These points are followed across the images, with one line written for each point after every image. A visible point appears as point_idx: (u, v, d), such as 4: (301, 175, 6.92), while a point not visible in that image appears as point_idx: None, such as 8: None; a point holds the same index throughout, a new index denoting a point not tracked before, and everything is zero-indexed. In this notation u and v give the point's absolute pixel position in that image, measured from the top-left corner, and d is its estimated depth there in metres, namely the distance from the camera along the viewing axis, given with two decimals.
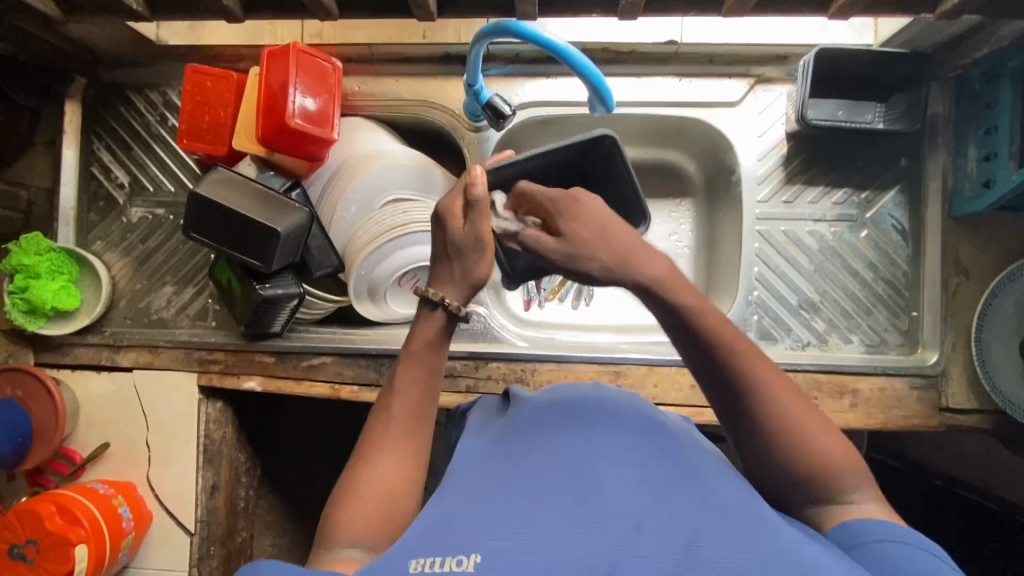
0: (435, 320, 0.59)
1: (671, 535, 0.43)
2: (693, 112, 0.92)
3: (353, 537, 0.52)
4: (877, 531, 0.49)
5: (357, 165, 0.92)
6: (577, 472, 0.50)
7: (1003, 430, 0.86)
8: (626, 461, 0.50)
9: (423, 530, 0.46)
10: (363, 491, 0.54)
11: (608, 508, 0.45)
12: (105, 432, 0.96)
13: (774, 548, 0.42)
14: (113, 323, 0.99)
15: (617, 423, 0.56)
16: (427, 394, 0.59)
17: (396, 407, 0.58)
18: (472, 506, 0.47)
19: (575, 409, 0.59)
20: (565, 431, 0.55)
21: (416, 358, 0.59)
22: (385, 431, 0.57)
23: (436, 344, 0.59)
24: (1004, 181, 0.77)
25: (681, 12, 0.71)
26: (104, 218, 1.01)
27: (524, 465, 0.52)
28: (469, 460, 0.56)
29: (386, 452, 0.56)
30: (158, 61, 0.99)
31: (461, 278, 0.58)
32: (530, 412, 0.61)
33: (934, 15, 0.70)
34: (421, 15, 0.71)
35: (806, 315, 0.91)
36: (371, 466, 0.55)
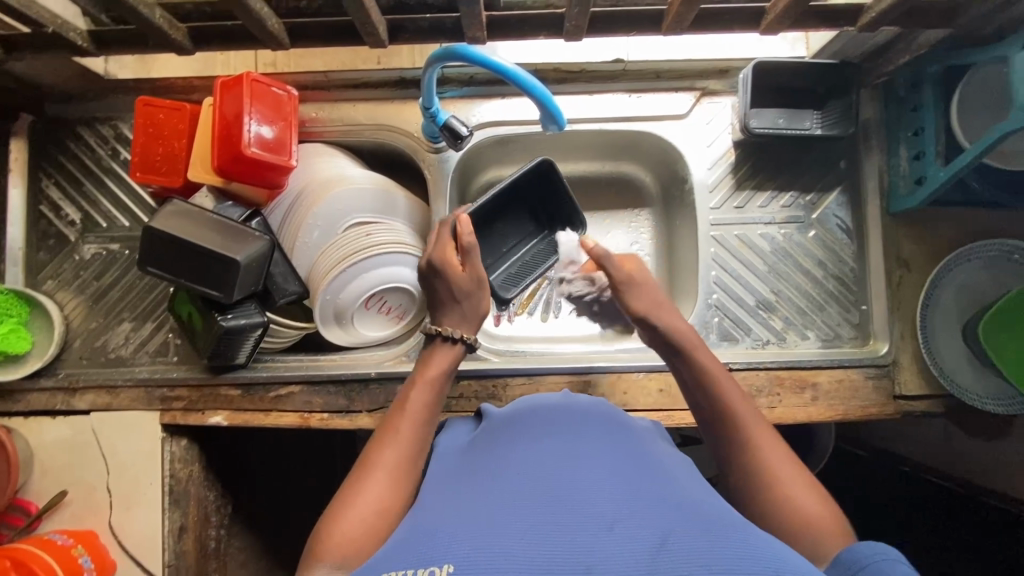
0: (447, 351, 0.73)
1: (642, 536, 0.44)
2: (644, 125, 0.95)
3: (341, 551, 0.53)
4: (866, 555, 0.48)
5: (317, 191, 0.92)
6: (554, 476, 0.50)
7: (952, 413, 0.91)
8: (601, 467, 0.51)
9: (398, 548, 0.46)
10: (358, 503, 0.56)
11: (583, 508, 0.46)
12: (63, 478, 0.91)
13: (742, 541, 0.43)
14: (68, 364, 0.95)
15: (592, 434, 0.58)
16: (431, 419, 0.67)
17: (405, 423, 0.65)
18: (447, 517, 0.48)
19: (550, 423, 0.60)
20: (540, 442, 0.56)
21: (426, 383, 0.69)
22: (390, 445, 0.62)
23: (447, 374, 0.71)
24: (934, 178, 0.83)
25: (624, 31, 0.74)
26: (55, 256, 0.98)
27: (499, 474, 0.52)
28: (444, 480, 0.56)
29: (386, 464, 0.60)
30: (107, 94, 0.98)
31: (470, 316, 0.76)
32: (504, 430, 0.62)
33: (856, 28, 0.75)
34: (372, 42, 0.72)
35: (764, 314, 0.94)
36: (369, 479, 0.59)
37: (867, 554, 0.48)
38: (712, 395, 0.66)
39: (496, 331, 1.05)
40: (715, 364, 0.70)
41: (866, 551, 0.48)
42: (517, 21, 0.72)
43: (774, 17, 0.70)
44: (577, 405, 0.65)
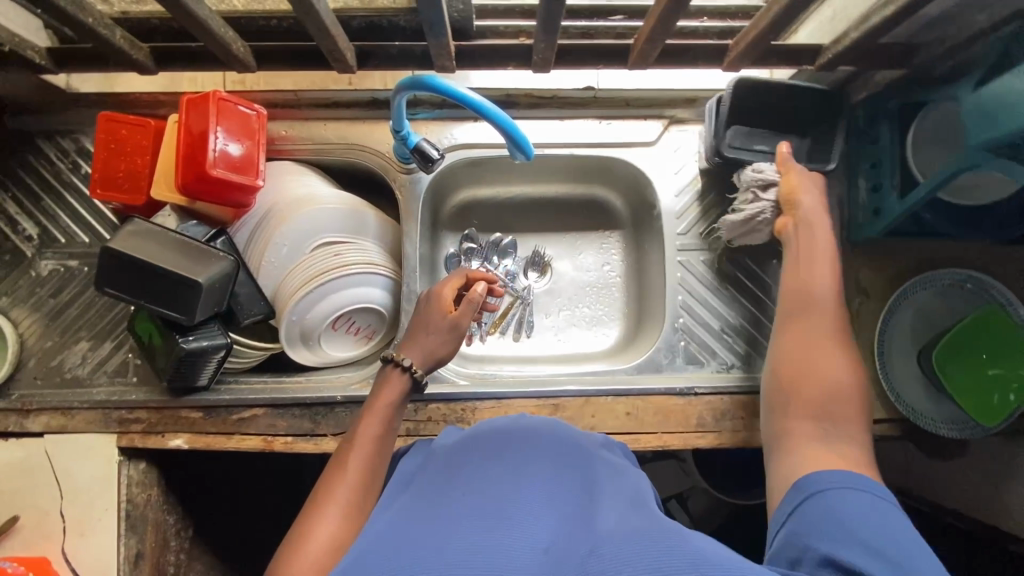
0: (402, 381, 0.73)
1: (575, 550, 0.43)
2: (614, 151, 0.96)
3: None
4: (830, 479, 0.57)
5: (285, 210, 0.91)
6: (495, 500, 0.50)
7: (910, 436, 0.93)
8: (539, 492, 0.51)
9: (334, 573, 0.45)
10: (311, 543, 0.56)
11: (518, 529, 0.46)
12: (12, 504, 0.88)
13: (674, 545, 0.42)
14: (22, 384, 0.92)
15: (535, 459, 0.58)
16: (382, 449, 0.68)
17: (352, 458, 0.65)
18: (385, 543, 0.47)
19: (495, 450, 0.60)
20: (483, 470, 0.56)
21: (374, 415, 0.69)
22: (338, 481, 0.62)
23: (396, 403, 0.72)
24: (891, 208, 0.86)
25: (591, 64, 0.75)
26: (10, 272, 0.95)
27: (440, 503, 0.51)
28: (387, 511, 0.55)
29: (335, 502, 0.60)
30: (69, 108, 0.95)
31: (427, 352, 0.76)
32: (452, 460, 0.61)
33: (815, 67, 0.78)
34: (340, 68, 0.72)
35: (729, 338, 0.96)
36: (318, 520, 0.58)
37: (830, 482, 0.56)
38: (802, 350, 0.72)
39: (466, 351, 1.05)
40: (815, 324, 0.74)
41: (833, 476, 0.57)
42: (486, 51, 0.73)
43: (737, 55, 0.72)
44: (524, 432, 0.65)
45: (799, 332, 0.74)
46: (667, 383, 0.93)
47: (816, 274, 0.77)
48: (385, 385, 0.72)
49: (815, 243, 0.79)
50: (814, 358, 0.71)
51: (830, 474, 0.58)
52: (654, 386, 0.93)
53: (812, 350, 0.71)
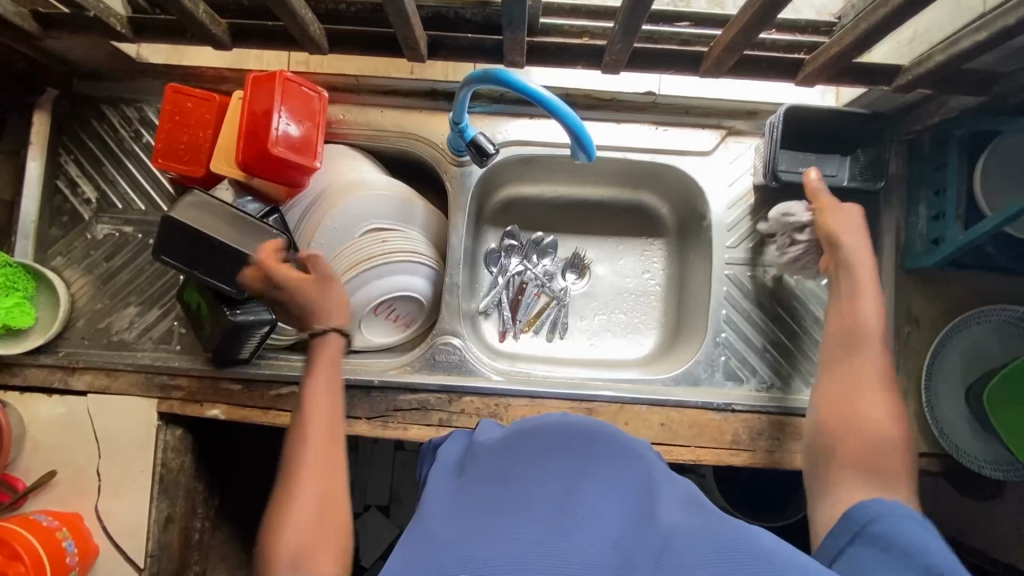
0: (331, 349, 0.78)
1: (646, 543, 0.45)
2: (668, 159, 0.95)
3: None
4: (876, 510, 0.54)
5: (338, 193, 0.91)
6: (557, 485, 0.50)
7: (949, 473, 0.91)
8: (596, 474, 0.52)
9: (413, 558, 0.46)
10: (288, 527, 0.61)
11: (586, 516, 0.46)
12: (53, 458, 0.90)
13: (736, 543, 0.44)
14: (69, 343, 0.95)
15: (581, 441, 0.58)
16: (333, 406, 0.73)
17: (309, 424, 0.70)
18: (453, 530, 0.47)
19: (541, 432, 0.60)
20: (536, 453, 0.56)
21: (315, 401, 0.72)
22: (304, 447, 0.68)
23: (335, 357, 0.78)
24: (952, 241, 0.83)
25: (661, 69, 0.74)
26: (67, 233, 0.97)
27: (501, 487, 0.52)
28: (445, 491, 0.56)
29: (308, 468, 0.66)
30: (135, 77, 0.97)
31: (333, 307, 0.80)
32: (500, 442, 0.61)
33: (890, 87, 0.76)
34: (411, 56, 0.72)
35: (770, 358, 0.95)
36: (293, 488, 0.64)
37: (880, 511, 0.54)
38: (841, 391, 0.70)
39: (499, 347, 1.05)
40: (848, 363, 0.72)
41: (878, 507, 0.54)
42: (558, 49, 0.73)
43: (812, 70, 0.71)
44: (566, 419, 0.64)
45: (843, 372, 0.71)
46: (704, 397, 0.92)
47: (868, 304, 0.74)
48: (322, 352, 0.78)
49: (858, 279, 0.76)
50: (855, 407, 0.68)
51: (874, 505, 0.55)
52: (690, 399, 0.92)
53: (856, 396, 0.69)
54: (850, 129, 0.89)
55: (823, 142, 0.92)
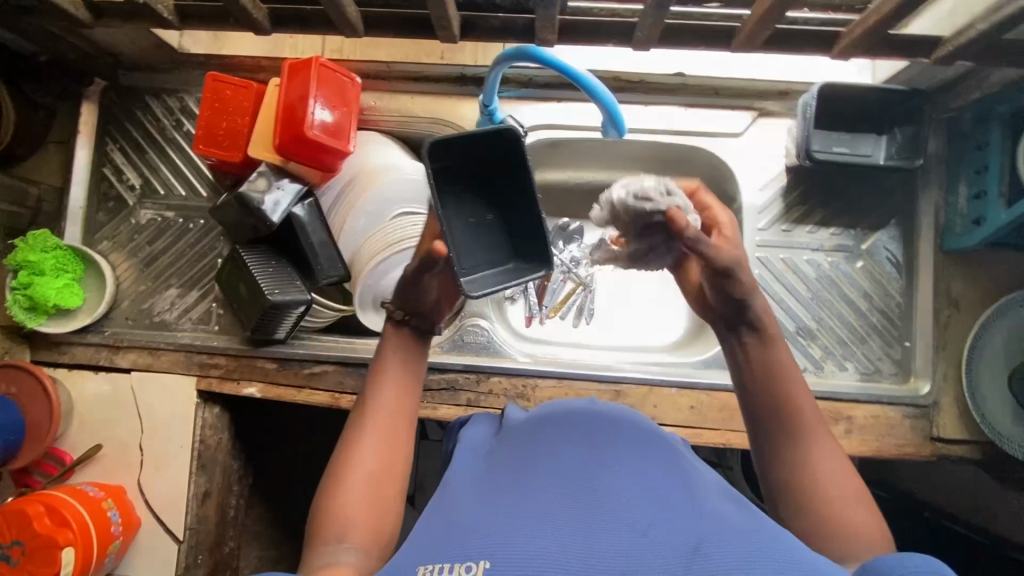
0: (402, 335, 0.73)
1: (677, 540, 0.44)
2: (698, 140, 0.95)
3: (343, 528, 0.59)
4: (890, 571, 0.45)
5: (370, 178, 0.94)
6: (585, 482, 0.50)
7: (990, 462, 0.89)
8: (625, 474, 0.52)
9: (438, 539, 0.48)
10: (351, 485, 0.61)
11: (613, 514, 0.47)
12: (99, 433, 0.94)
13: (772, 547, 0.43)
14: (114, 323, 0.98)
15: (611, 440, 0.58)
16: (407, 391, 0.70)
17: (382, 396, 0.68)
18: (479, 516, 0.49)
19: (573, 431, 0.60)
20: (563, 448, 0.57)
21: (388, 376, 0.70)
22: (370, 418, 0.67)
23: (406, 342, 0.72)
24: (994, 219, 0.81)
25: (693, 45, 0.74)
26: (113, 218, 1.01)
27: (527, 480, 0.52)
28: (471, 482, 0.57)
29: (373, 436, 0.65)
30: (176, 67, 1.01)
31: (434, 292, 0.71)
32: (534, 432, 0.62)
33: (930, 60, 0.74)
34: (444, 37, 0.74)
35: (803, 341, 0.93)
36: (356, 458, 0.63)
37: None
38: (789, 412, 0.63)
39: (526, 331, 1.05)
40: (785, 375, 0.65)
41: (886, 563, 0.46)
42: (588, 27, 0.73)
43: (850, 42, 0.70)
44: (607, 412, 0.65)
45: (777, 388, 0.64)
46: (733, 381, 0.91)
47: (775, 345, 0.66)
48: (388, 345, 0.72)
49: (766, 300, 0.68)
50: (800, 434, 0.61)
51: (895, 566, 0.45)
52: (720, 382, 0.91)
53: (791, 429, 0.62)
54: (885, 108, 0.88)
55: (862, 122, 0.90)
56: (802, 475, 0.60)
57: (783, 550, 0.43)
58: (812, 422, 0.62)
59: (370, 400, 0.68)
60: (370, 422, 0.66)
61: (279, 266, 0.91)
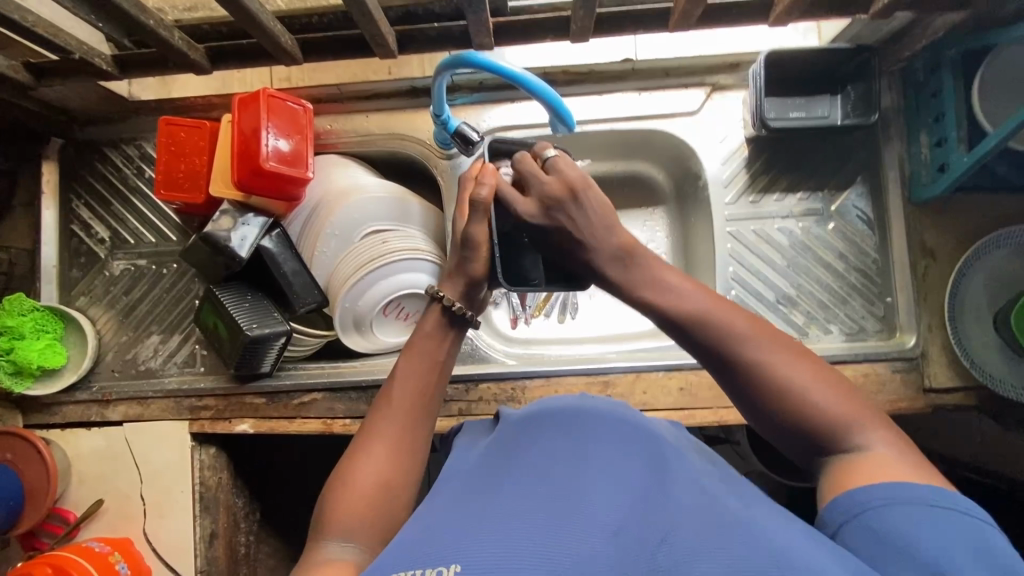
0: (441, 320, 0.66)
1: (643, 537, 0.45)
2: (654, 124, 0.95)
3: (350, 524, 0.55)
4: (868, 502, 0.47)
5: (334, 201, 0.93)
6: (563, 484, 0.51)
7: (986, 405, 0.88)
8: (604, 475, 0.52)
9: (413, 542, 0.47)
10: (360, 483, 0.57)
11: (585, 514, 0.47)
12: (98, 488, 0.94)
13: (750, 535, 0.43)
14: (101, 378, 0.99)
15: (602, 438, 0.58)
16: (429, 383, 0.65)
17: (397, 388, 0.64)
18: (455, 519, 0.49)
19: (560, 431, 0.60)
20: (549, 449, 0.57)
21: (415, 369, 0.65)
22: (386, 411, 0.63)
23: (441, 343, 0.66)
24: (956, 164, 0.80)
25: (630, 30, 0.74)
26: (86, 273, 1.02)
27: (503, 486, 0.53)
28: (449, 489, 0.57)
29: (386, 433, 0.61)
30: (130, 116, 1.01)
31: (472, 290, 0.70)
32: (520, 435, 0.62)
33: (868, 14, 0.74)
34: (383, 54, 0.75)
35: (785, 309, 0.93)
36: (368, 455, 0.59)
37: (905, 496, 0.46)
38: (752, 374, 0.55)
39: (512, 333, 1.05)
40: (721, 312, 0.57)
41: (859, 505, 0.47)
42: (524, 26, 0.74)
43: (783, 9, 0.70)
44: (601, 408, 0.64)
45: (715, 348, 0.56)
46: None
47: (719, 318, 0.56)
48: (421, 334, 0.66)
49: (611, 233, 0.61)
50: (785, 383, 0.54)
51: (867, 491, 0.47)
52: None
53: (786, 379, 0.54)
54: (834, 67, 0.88)
55: (815, 84, 0.91)
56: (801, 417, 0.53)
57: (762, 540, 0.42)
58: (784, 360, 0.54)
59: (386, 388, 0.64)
60: (389, 416, 0.62)
61: (256, 300, 0.91)
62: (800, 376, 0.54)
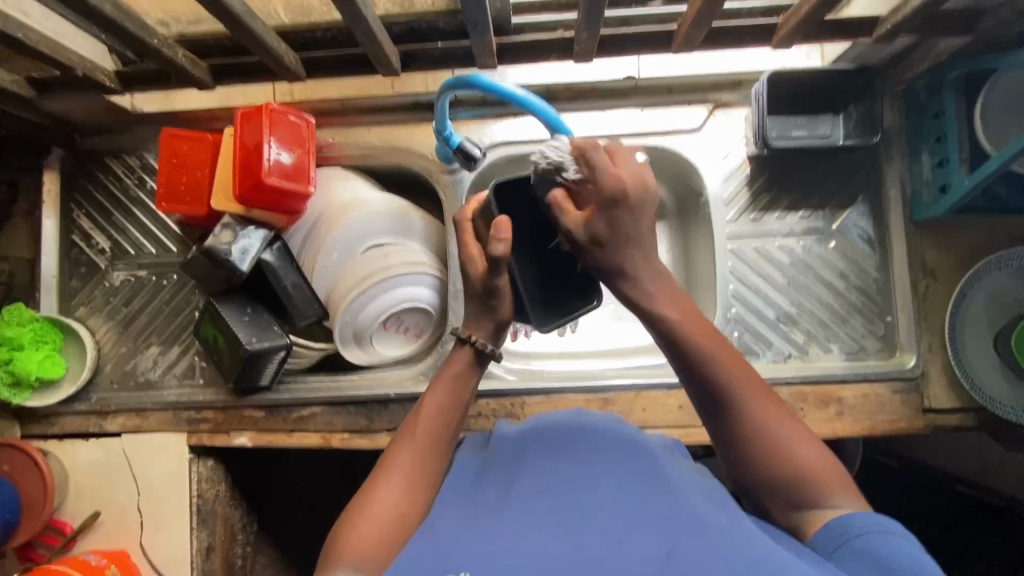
0: (466, 360, 0.68)
1: (651, 548, 0.47)
2: (656, 141, 0.95)
3: (361, 557, 0.54)
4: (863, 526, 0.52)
5: (336, 215, 0.93)
6: (568, 496, 0.52)
7: (986, 426, 0.88)
8: (607, 482, 0.53)
9: (423, 550, 0.49)
10: (372, 519, 0.57)
11: (592, 526, 0.49)
12: (96, 499, 0.94)
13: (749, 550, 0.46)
14: (100, 389, 0.98)
15: (609, 455, 0.58)
16: (451, 422, 0.66)
17: (420, 427, 0.65)
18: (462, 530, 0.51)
19: (556, 438, 0.61)
20: (548, 456, 0.58)
21: (437, 408, 0.66)
22: (407, 449, 0.63)
23: (466, 379, 0.68)
24: (958, 186, 0.80)
25: (634, 51, 0.75)
26: (87, 283, 1.01)
27: (506, 498, 0.54)
28: (452, 499, 0.58)
29: (403, 470, 0.61)
30: (132, 126, 1.01)
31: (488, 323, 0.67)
32: (521, 445, 0.62)
33: (871, 38, 0.74)
34: (386, 72, 0.75)
35: (785, 328, 0.93)
36: (382, 491, 0.59)
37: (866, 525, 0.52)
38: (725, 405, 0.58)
39: (513, 347, 1.05)
40: (712, 345, 0.59)
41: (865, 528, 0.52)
42: (527, 46, 0.74)
43: (787, 32, 0.70)
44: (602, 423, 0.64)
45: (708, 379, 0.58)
46: None
47: (705, 349, 0.58)
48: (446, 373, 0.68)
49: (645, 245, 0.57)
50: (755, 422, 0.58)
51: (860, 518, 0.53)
52: None
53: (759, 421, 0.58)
54: (836, 86, 0.88)
55: (818, 104, 0.91)
56: (746, 432, 0.58)
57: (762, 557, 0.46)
58: (757, 399, 0.58)
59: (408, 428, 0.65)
60: (410, 454, 0.63)
61: (256, 313, 0.91)
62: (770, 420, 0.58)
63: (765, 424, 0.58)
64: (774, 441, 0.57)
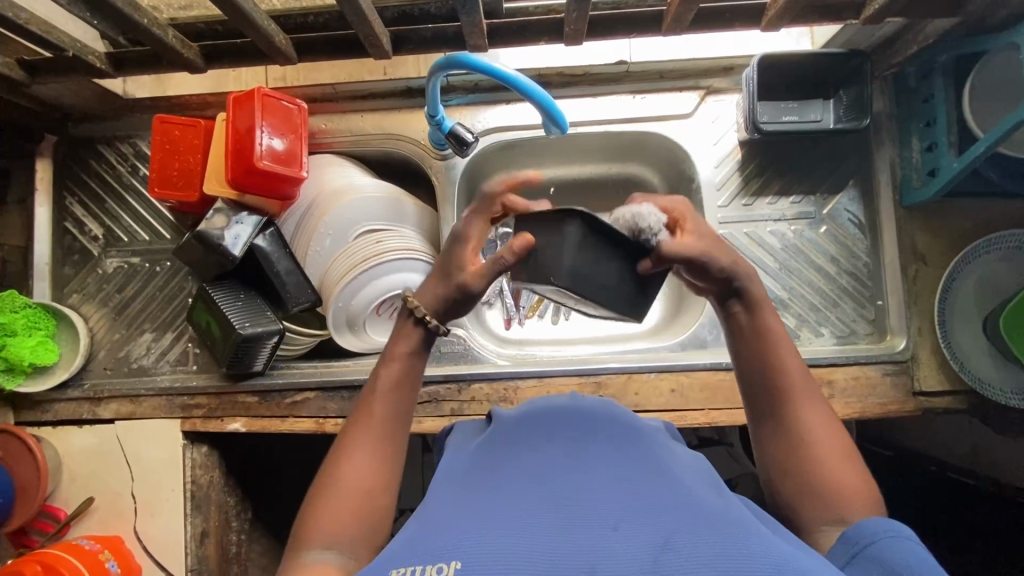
0: (416, 333, 0.68)
1: (647, 536, 0.44)
2: (647, 126, 0.95)
3: (331, 534, 0.55)
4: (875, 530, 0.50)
5: (329, 200, 0.93)
6: (561, 488, 0.50)
7: (976, 409, 0.88)
8: (601, 474, 0.52)
9: (413, 544, 0.47)
10: (336, 500, 0.57)
11: (585, 514, 0.47)
12: (90, 485, 0.94)
13: (746, 540, 0.43)
14: (94, 375, 0.98)
15: (599, 450, 0.57)
16: (404, 396, 0.66)
17: (376, 407, 0.64)
18: (453, 517, 0.49)
19: (553, 434, 0.60)
20: (544, 450, 0.57)
21: (389, 385, 0.65)
22: (363, 429, 0.63)
23: (416, 352, 0.68)
24: (947, 169, 0.81)
25: (623, 33, 0.75)
26: (80, 270, 1.01)
27: (499, 486, 0.52)
28: (442, 491, 0.56)
29: (362, 450, 0.61)
30: (126, 113, 1.01)
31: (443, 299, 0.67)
32: (513, 437, 0.62)
33: (859, 19, 0.75)
34: (377, 54, 0.75)
35: (776, 312, 0.93)
36: (344, 472, 0.59)
37: (875, 531, 0.50)
38: (776, 396, 0.61)
39: (507, 334, 1.05)
40: (782, 346, 0.63)
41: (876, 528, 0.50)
42: (518, 28, 0.74)
43: (775, 13, 0.70)
44: (571, 414, 0.65)
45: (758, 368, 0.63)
46: (713, 358, 0.92)
47: (772, 341, 0.63)
48: (394, 349, 0.67)
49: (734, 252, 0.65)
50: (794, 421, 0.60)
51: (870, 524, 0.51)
52: (700, 362, 0.91)
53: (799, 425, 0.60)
54: (826, 71, 0.89)
55: (809, 89, 0.91)
56: (779, 427, 0.61)
57: (760, 547, 0.43)
58: (804, 403, 0.61)
59: (361, 408, 0.65)
60: (368, 434, 0.62)
61: (249, 299, 0.91)
62: (806, 425, 0.60)
63: (802, 425, 0.60)
64: (808, 443, 0.59)
